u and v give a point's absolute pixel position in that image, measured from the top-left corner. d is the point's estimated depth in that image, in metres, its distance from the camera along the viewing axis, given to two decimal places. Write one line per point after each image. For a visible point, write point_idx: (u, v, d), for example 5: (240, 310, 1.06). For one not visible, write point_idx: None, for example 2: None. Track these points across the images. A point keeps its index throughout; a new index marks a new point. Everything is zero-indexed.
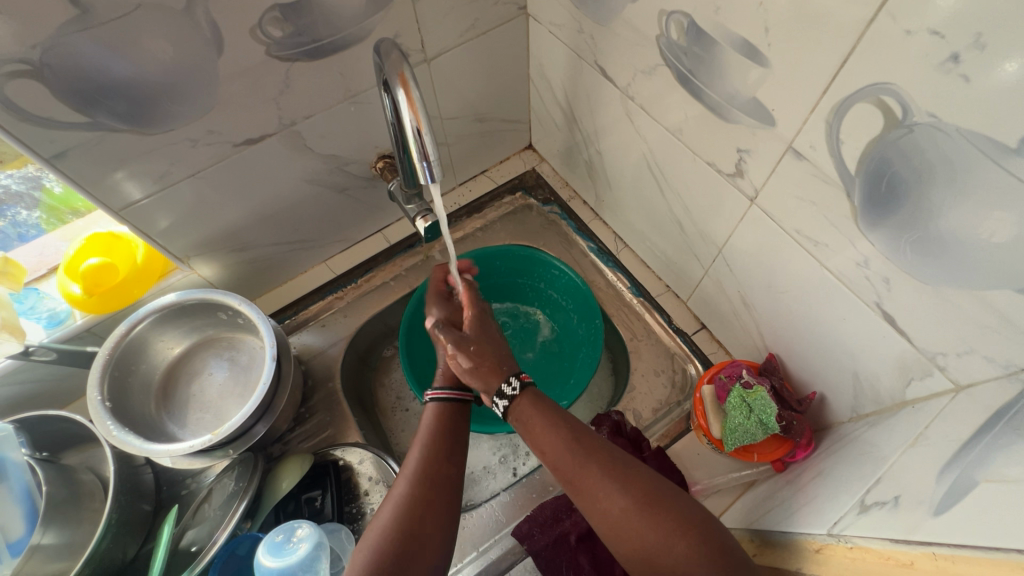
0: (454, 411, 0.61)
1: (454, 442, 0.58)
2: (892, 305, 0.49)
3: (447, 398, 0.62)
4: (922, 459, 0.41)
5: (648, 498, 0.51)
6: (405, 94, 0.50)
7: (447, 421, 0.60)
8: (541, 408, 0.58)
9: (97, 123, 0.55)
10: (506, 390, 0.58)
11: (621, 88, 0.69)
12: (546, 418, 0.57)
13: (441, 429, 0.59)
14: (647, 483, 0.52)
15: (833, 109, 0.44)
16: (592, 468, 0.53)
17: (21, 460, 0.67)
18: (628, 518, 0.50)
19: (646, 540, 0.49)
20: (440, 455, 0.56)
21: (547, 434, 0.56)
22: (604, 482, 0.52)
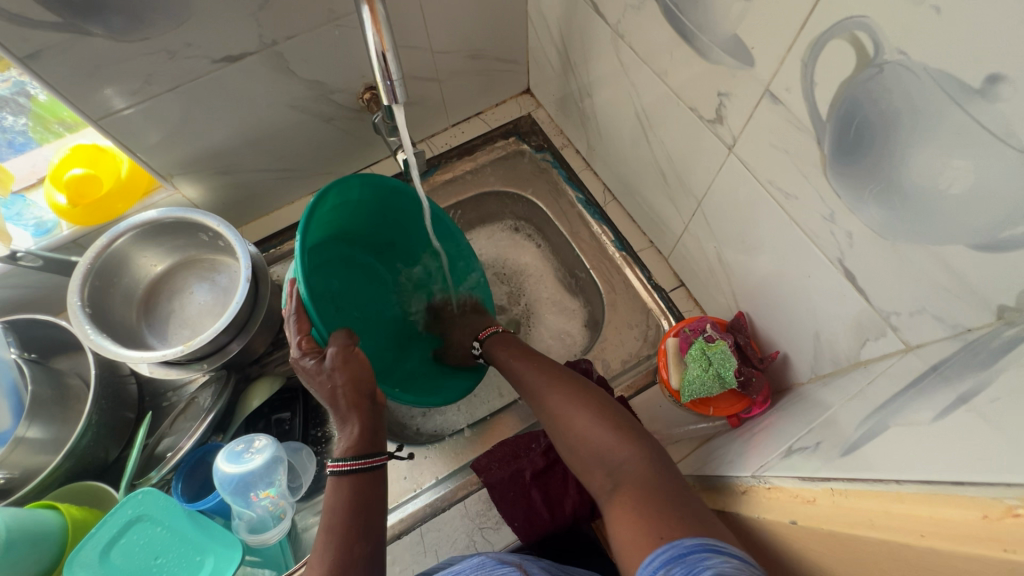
0: (368, 482, 0.55)
1: (374, 504, 0.54)
2: (853, 261, 0.48)
3: (364, 467, 0.55)
4: (853, 410, 0.42)
5: (571, 391, 0.60)
6: (370, 14, 0.48)
7: (364, 486, 0.54)
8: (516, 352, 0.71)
9: (70, 24, 0.54)
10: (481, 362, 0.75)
11: (612, 25, 0.66)
12: (509, 354, 0.71)
13: (357, 491, 0.54)
14: (577, 385, 0.61)
15: (809, 46, 0.42)
16: (538, 382, 0.64)
17: (9, 358, 0.72)
18: (562, 415, 0.58)
19: (574, 427, 0.56)
20: (358, 523, 0.51)
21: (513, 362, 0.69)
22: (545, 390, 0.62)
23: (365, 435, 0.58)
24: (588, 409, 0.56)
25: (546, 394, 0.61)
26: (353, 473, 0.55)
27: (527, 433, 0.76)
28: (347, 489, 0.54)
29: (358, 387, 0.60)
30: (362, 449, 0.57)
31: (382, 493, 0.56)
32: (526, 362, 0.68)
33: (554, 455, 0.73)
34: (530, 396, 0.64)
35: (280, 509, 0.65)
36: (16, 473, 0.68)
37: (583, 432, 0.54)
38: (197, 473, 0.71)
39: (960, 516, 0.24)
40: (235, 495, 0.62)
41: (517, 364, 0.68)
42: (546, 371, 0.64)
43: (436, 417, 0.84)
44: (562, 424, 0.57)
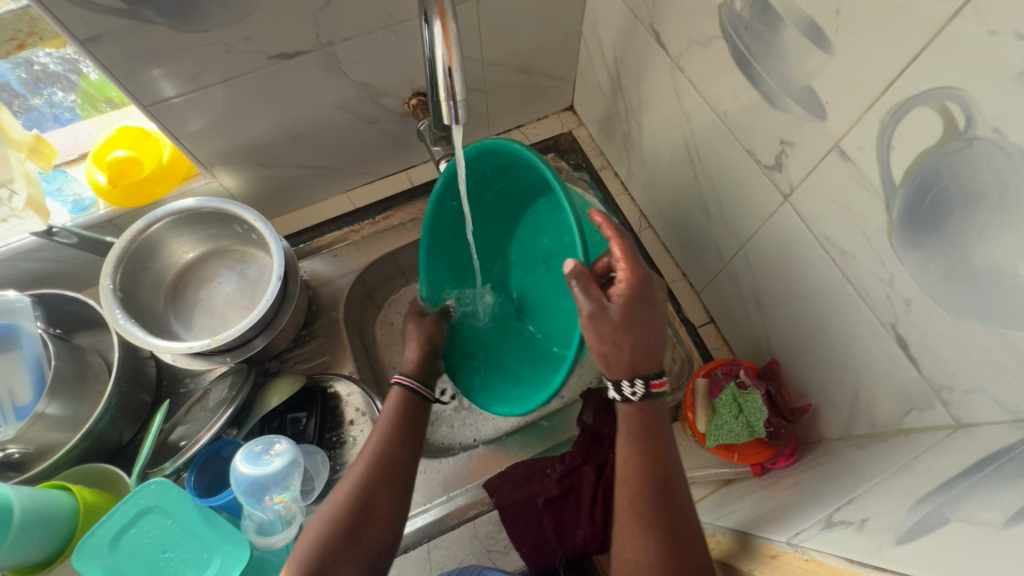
0: (417, 406, 0.64)
1: (407, 433, 0.61)
2: (907, 329, 0.47)
3: (414, 389, 0.65)
4: (901, 488, 0.40)
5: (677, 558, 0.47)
6: (442, 27, 0.47)
7: (410, 405, 0.63)
8: (644, 428, 0.53)
9: (136, 12, 0.54)
10: (627, 387, 0.53)
11: (672, 57, 0.65)
12: (632, 448, 0.52)
13: (395, 417, 0.61)
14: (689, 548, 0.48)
15: (891, 110, 0.41)
16: (641, 515, 0.49)
17: (35, 333, 0.70)
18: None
19: None
20: (393, 446, 0.59)
21: (626, 462, 0.52)
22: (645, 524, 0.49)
23: (422, 369, 0.68)
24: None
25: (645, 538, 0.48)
26: (406, 388, 0.64)
27: (544, 458, 0.75)
28: (395, 403, 0.63)
29: (429, 340, 0.70)
30: (416, 376, 0.67)
31: (424, 417, 0.64)
32: (639, 476, 0.51)
33: (569, 482, 0.71)
34: (628, 505, 0.51)
35: (291, 514, 0.64)
36: (31, 448, 0.69)
37: None
38: (209, 467, 0.70)
39: None
40: (249, 496, 0.61)
41: (629, 472, 0.52)
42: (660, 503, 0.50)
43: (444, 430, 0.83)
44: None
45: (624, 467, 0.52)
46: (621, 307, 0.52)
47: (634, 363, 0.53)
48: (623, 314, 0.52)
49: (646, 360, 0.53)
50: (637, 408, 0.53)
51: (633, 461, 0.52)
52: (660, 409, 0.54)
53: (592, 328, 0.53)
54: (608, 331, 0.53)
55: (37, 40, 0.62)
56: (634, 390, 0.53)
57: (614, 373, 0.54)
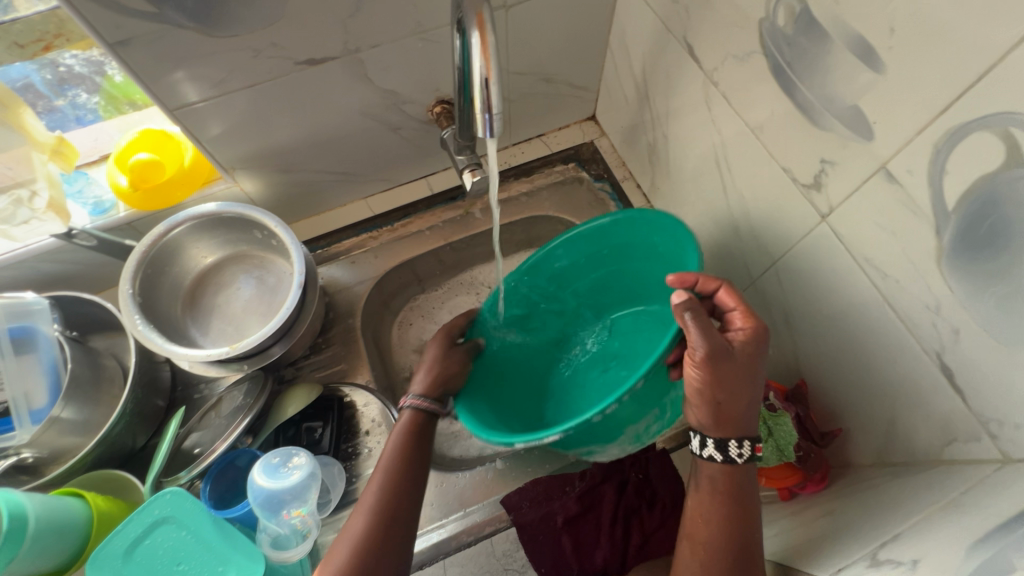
0: (423, 428, 0.61)
1: (412, 475, 0.57)
2: (953, 358, 0.45)
3: (422, 408, 0.62)
4: (950, 528, 0.39)
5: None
6: (479, 37, 0.46)
7: (419, 429, 0.61)
8: (726, 494, 0.53)
9: (164, 16, 0.53)
10: (735, 448, 0.53)
11: (706, 71, 0.63)
12: (718, 504, 0.52)
13: (405, 447, 0.59)
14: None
15: (947, 133, 0.39)
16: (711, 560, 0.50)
17: (52, 335, 0.69)
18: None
19: None
20: (398, 490, 0.56)
21: (705, 509, 0.53)
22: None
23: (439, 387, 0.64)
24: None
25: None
26: (420, 408, 0.62)
27: (561, 475, 0.73)
28: (409, 427, 0.60)
29: (446, 368, 0.66)
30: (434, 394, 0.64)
31: (431, 443, 0.61)
32: (717, 528, 0.51)
33: (589, 501, 0.70)
34: (698, 559, 0.51)
35: (308, 528, 0.63)
36: (45, 452, 0.68)
37: None
38: (224, 477, 0.69)
39: None
40: (265, 509, 0.60)
41: (706, 520, 0.52)
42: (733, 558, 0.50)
43: (464, 441, 0.82)
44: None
45: (702, 515, 0.53)
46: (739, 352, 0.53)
47: (731, 422, 0.53)
48: (743, 358, 0.53)
49: (745, 414, 0.53)
50: (729, 470, 0.53)
51: (710, 520, 0.52)
52: (744, 475, 0.53)
53: (701, 374, 0.52)
54: (712, 378, 0.52)
55: (64, 42, 0.62)
56: (741, 451, 0.53)
57: (714, 425, 0.53)
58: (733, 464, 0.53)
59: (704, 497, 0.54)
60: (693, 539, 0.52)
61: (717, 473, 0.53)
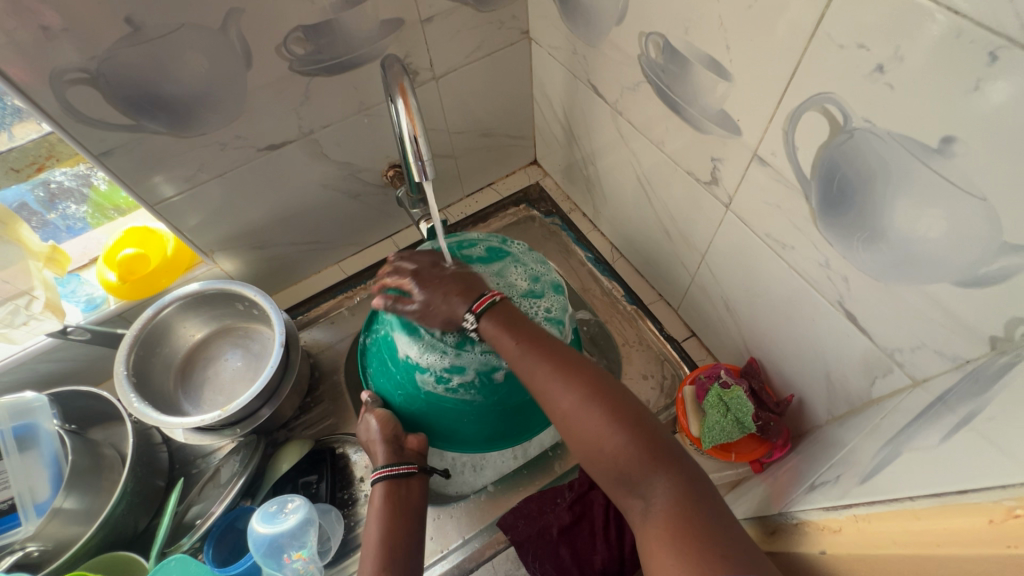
0: (401, 494, 0.61)
1: (400, 534, 0.57)
2: (852, 303, 0.52)
3: (393, 476, 0.62)
4: (869, 445, 0.44)
5: (597, 403, 0.48)
6: (404, 103, 0.55)
7: (394, 494, 0.61)
8: (506, 310, 0.56)
9: (141, 126, 0.62)
10: (467, 322, 0.56)
11: (611, 104, 0.74)
12: (508, 337, 0.54)
13: (390, 496, 0.61)
14: (607, 396, 0.49)
15: (788, 117, 0.48)
16: (546, 373, 0.51)
17: (52, 430, 0.73)
18: (579, 428, 0.48)
19: (592, 437, 0.47)
20: (393, 559, 0.55)
21: (507, 346, 0.54)
22: (546, 380, 0.51)
23: (393, 451, 0.64)
24: (623, 428, 0.47)
25: (558, 393, 0.50)
26: (387, 479, 0.62)
27: (551, 488, 0.76)
28: (382, 494, 0.61)
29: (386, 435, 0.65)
30: (392, 459, 0.63)
31: (410, 502, 0.62)
32: (525, 351, 0.53)
33: (581, 509, 0.72)
34: (524, 376, 0.53)
35: (310, 572, 0.65)
36: (49, 544, 0.69)
37: (597, 440, 0.47)
38: (226, 539, 0.72)
39: (969, 524, 0.26)
40: (268, 557, 0.64)
41: (513, 352, 0.54)
42: (558, 364, 0.51)
43: (456, 477, 0.81)
44: (584, 436, 0.48)
45: (510, 352, 0.54)
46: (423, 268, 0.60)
47: (468, 295, 0.57)
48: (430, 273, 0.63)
49: (465, 294, 0.57)
50: (493, 316, 0.56)
51: (508, 348, 0.54)
52: (505, 308, 0.57)
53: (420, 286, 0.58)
54: (422, 281, 0.59)
55: (54, 162, 0.72)
56: (472, 322, 0.56)
57: (445, 323, 0.58)
58: (484, 319, 0.56)
59: (500, 347, 0.54)
60: (528, 376, 0.53)
61: (485, 324, 0.56)
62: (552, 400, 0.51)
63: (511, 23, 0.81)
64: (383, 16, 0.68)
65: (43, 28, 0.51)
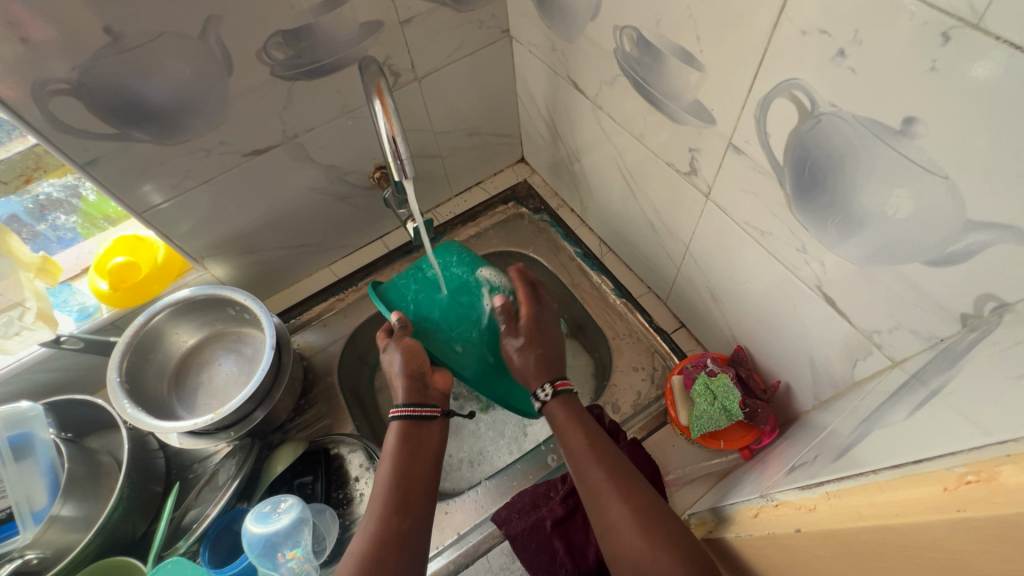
0: (419, 434, 0.63)
1: (415, 475, 0.60)
2: (830, 287, 0.52)
3: (410, 416, 0.63)
4: (848, 426, 0.44)
5: (645, 510, 0.53)
6: (381, 103, 0.56)
7: (412, 433, 0.63)
8: (575, 410, 0.64)
9: (125, 135, 0.63)
10: (540, 391, 0.66)
11: (591, 99, 0.74)
12: (578, 439, 0.61)
13: (411, 435, 0.63)
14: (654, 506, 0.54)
15: (758, 104, 0.48)
16: (604, 485, 0.57)
17: (48, 439, 0.74)
18: (627, 537, 0.52)
19: (641, 556, 0.50)
20: (398, 502, 0.57)
21: (574, 443, 0.61)
22: (605, 494, 0.56)
23: (416, 392, 0.66)
24: (675, 551, 0.49)
25: (613, 503, 0.55)
26: (405, 419, 0.63)
27: (545, 482, 0.76)
28: (400, 432, 0.63)
29: (410, 368, 0.67)
30: (412, 401, 0.65)
31: (422, 441, 0.63)
32: (589, 456, 0.60)
33: (573, 501, 0.73)
34: (584, 484, 0.59)
35: (305, 571, 0.65)
36: (49, 551, 0.70)
37: (645, 557, 0.50)
38: (222, 542, 0.73)
39: (927, 493, 0.26)
40: (262, 557, 0.64)
41: (577, 448, 0.61)
42: (618, 475, 0.57)
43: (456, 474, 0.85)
44: (631, 545, 0.51)
45: (574, 452, 0.61)
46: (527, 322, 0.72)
47: (541, 372, 0.67)
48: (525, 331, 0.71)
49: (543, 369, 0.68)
50: (565, 404, 0.65)
51: (576, 453, 0.61)
52: (577, 401, 0.66)
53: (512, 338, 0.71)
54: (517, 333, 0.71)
55: (42, 173, 0.73)
56: (543, 393, 0.66)
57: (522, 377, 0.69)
58: (555, 397, 0.65)
59: (566, 440, 0.62)
60: (587, 487, 0.58)
61: (553, 406, 0.65)
62: (607, 510, 0.55)
63: (491, 23, 0.81)
64: (361, 19, 0.69)
65: (24, 41, 0.52)
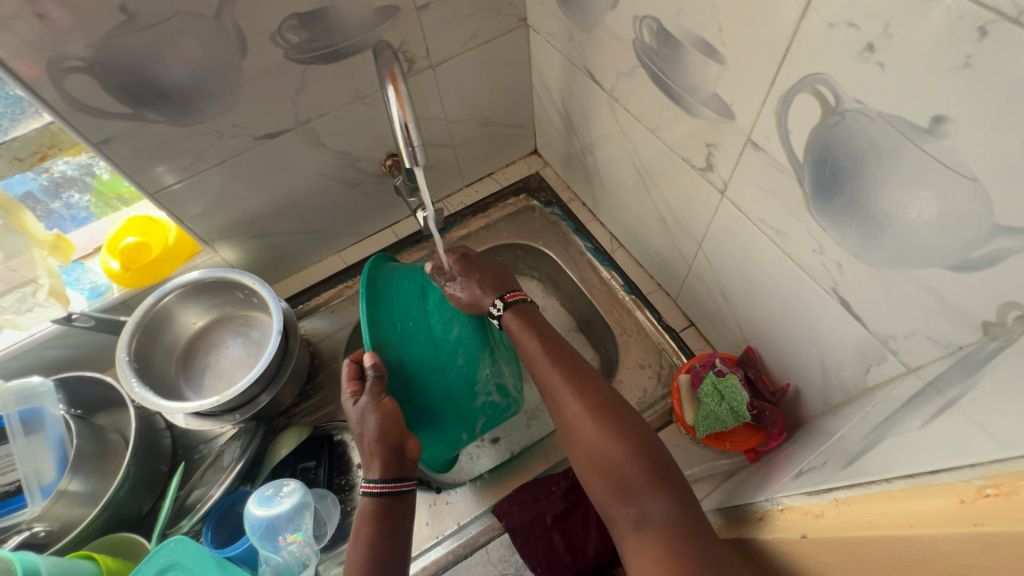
0: (392, 507, 0.57)
1: (389, 548, 0.54)
2: (846, 289, 0.51)
3: (391, 491, 0.57)
4: (858, 432, 0.43)
5: (604, 415, 0.56)
6: (394, 89, 0.55)
7: (385, 509, 0.56)
8: (526, 320, 0.67)
9: (137, 114, 0.63)
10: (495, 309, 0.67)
11: (607, 91, 0.73)
12: (529, 338, 0.65)
13: (379, 508, 0.56)
14: (620, 418, 0.56)
15: (780, 99, 0.47)
16: (559, 382, 0.61)
17: (57, 415, 0.74)
18: (585, 427, 0.57)
19: (597, 445, 0.55)
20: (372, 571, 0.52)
21: (526, 343, 0.65)
22: (562, 392, 0.60)
23: (391, 465, 0.57)
24: (627, 441, 0.54)
25: (571, 399, 0.59)
26: (378, 494, 0.57)
27: (546, 476, 0.76)
28: (368, 511, 0.56)
29: (386, 437, 0.57)
30: (389, 474, 0.57)
31: (406, 517, 0.57)
32: (545, 354, 0.63)
33: (574, 497, 0.73)
34: (541, 382, 0.63)
35: (305, 556, 0.66)
36: (55, 525, 0.71)
37: (601, 447, 0.55)
38: (226, 522, 0.74)
39: (943, 505, 0.25)
40: (264, 539, 0.65)
41: (533, 351, 0.64)
42: (573, 375, 0.61)
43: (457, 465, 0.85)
44: (587, 438, 0.56)
45: (530, 354, 0.64)
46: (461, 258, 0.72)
47: (493, 287, 0.69)
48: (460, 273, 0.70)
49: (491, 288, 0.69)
50: (515, 314, 0.67)
51: (532, 354, 0.64)
52: (531, 311, 0.69)
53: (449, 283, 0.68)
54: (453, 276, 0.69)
55: (57, 151, 0.72)
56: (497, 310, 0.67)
57: (468, 307, 0.66)
58: (507, 309, 0.67)
59: (520, 342, 0.65)
60: (546, 386, 0.62)
61: (507, 318, 0.67)
62: (565, 406, 0.59)
63: (508, 11, 0.80)
64: (377, 4, 0.68)
65: (40, 17, 0.52)
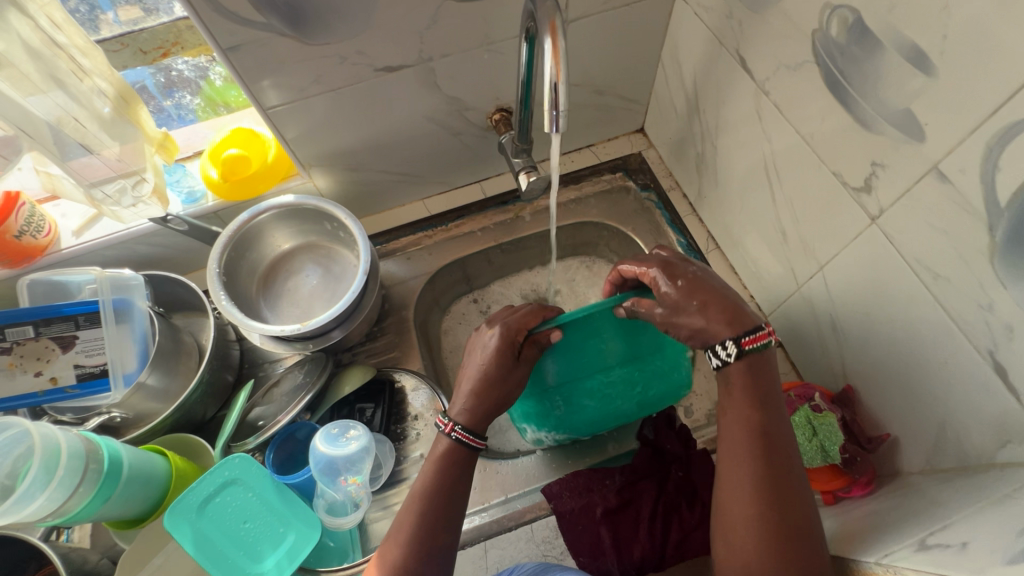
0: (462, 461, 0.58)
1: (453, 496, 0.57)
2: (1007, 356, 0.46)
3: (465, 443, 0.58)
4: (1002, 519, 0.39)
5: (782, 539, 0.48)
6: (551, 43, 0.50)
7: (458, 462, 0.58)
8: (752, 384, 0.54)
9: (268, 24, 0.60)
10: (722, 350, 0.54)
11: (757, 81, 0.67)
12: (741, 412, 0.54)
13: (449, 460, 0.58)
14: (794, 518, 0.49)
15: (1000, 132, 0.41)
16: (745, 475, 0.51)
17: (144, 309, 0.76)
18: (746, 533, 0.50)
19: (751, 553, 0.49)
20: (433, 525, 0.55)
21: (733, 414, 0.54)
22: (744, 487, 0.51)
23: (480, 418, 0.59)
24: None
25: (747, 499, 0.51)
26: (456, 440, 0.58)
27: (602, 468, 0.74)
28: (444, 455, 0.58)
29: (498, 390, 0.58)
30: (473, 427, 0.58)
31: (467, 473, 0.59)
32: (750, 441, 0.52)
33: (629, 495, 0.71)
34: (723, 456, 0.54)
35: (359, 497, 0.68)
36: (130, 414, 0.76)
37: (753, 556, 0.49)
38: (284, 446, 0.76)
39: None
40: (324, 474, 0.67)
41: (733, 425, 0.54)
42: (769, 475, 0.51)
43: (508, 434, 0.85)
44: (747, 544, 0.49)
45: (727, 426, 0.54)
46: (689, 275, 0.56)
47: (727, 322, 0.54)
48: (686, 289, 0.55)
49: (731, 320, 0.54)
50: (745, 368, 0.54)
51: (731, 427, 0.54)
52: (767, 366, 0.55)
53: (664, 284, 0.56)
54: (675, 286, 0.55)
55: (179, 49, 0.72)
56: (725, 353, 0.54)
57: (687, 332, 0.55)
58: (732, 364, 0.54)
59: (728, 405, 0.55)
60: (725, 464, 0.54)
61: (732, 370, 0.54)
62: (736, 498, 0.51)
63: None
64: None
65: None
